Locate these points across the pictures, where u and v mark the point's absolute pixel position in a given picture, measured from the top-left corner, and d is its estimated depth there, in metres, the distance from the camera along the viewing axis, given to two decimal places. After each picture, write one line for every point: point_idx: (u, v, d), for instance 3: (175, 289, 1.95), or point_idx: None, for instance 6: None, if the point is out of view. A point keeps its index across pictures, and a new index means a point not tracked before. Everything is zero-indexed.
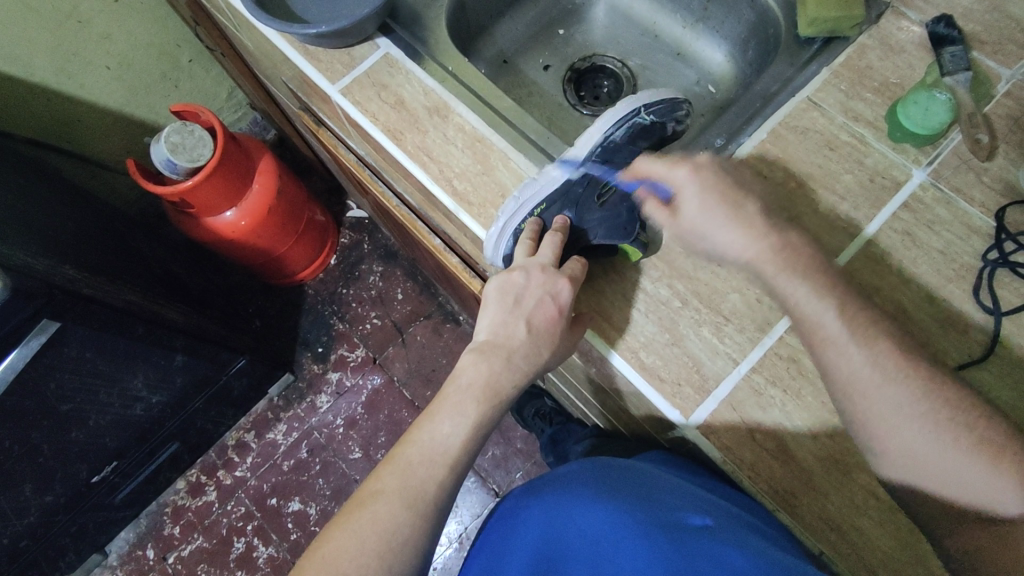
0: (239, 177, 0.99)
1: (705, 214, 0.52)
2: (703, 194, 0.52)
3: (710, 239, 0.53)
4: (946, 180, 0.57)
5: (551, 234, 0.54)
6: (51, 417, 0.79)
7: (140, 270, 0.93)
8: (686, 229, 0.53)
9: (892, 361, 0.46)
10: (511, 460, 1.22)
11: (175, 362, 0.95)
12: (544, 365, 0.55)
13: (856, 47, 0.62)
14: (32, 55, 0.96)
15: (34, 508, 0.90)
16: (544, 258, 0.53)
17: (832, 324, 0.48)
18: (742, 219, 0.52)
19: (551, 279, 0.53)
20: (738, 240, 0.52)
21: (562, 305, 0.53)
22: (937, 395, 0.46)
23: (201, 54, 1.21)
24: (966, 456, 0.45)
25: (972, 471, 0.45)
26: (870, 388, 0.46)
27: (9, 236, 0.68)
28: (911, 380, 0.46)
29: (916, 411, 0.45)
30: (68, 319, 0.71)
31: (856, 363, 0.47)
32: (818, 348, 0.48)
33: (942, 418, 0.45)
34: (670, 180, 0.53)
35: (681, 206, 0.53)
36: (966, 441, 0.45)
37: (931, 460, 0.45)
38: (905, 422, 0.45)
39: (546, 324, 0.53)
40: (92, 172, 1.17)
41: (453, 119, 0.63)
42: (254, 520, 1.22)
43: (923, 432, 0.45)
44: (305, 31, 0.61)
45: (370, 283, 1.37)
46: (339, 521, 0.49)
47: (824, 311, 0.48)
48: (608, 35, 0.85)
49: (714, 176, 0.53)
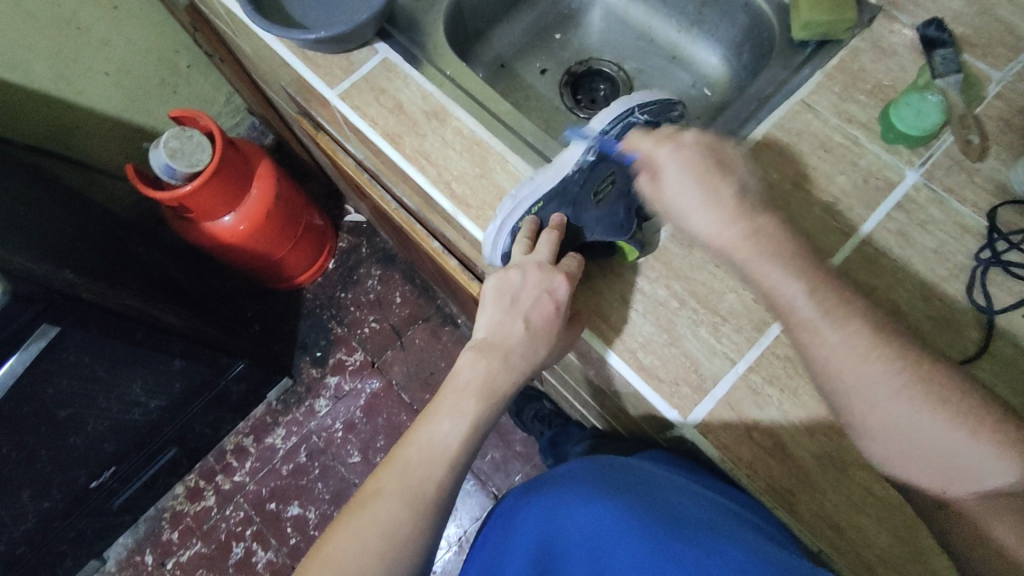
0: (238, 182, 1.00)
1: (683, 191, 0.51)
2: (683, 171, 0.51)
3: (687, 218, 0.52)
4: (939, 180, 0.58)
5: (548, 232, 0.55)
6: (49, 423, 0.79)
7: (139, 275, 0.93)
8: (667, 208, 0.53)
9: (866, 338, 0.46)
10: (509, 463, 1.22)
11: (173, 367, 0.95)
12: (541, 364, 0.55)
13: (849, 50, 0.63)
14: (30, 61, 0.96)
15: (31, 514, 0.90)
16: (542, 256, 0.54)
17: (806, 307, 0.47)
18: (717, 199, 0.51)
19: (548, 276, 0.53)
20: (714, 221, 0.51)
21: (559, 300, 0.53)
22: (916, 370, 0.45)
23: (199, 59, 1.21)
24: (951, 428, 0.43)
25: (959, 444, 0.43)
26: (843, 367, 0.46)
27: (9, 242, 0.68)
28: (886, 357, 0.45)
29: (895, 387, 0.44)
30: (67, 324, 0.72)
31: (830, 341, 0.46)
32: (795, 330, 0.48)
33: (922, 393, 0.44)
34: (655, 157, 0.53)
35: (661, 184, 0.52)
36: (948, 414, 0.43)
37: (914, 435, 0.44)
38: (883, 399, 0.44)
39: (544, 321, 0.53)
40: (90, 178, 1.17)
41: (451, 123, 0.64)
42: (252, 525, 1.22)
43: (904, 408, 0.44)
44: (304, 36, 0.62)
45: (369, 287, 1.37)
46: (340, 521, 0.49)
47: (795, 292, 0.48)
48: (605, 39, 0.86)
49: (697, 154, 0.52)
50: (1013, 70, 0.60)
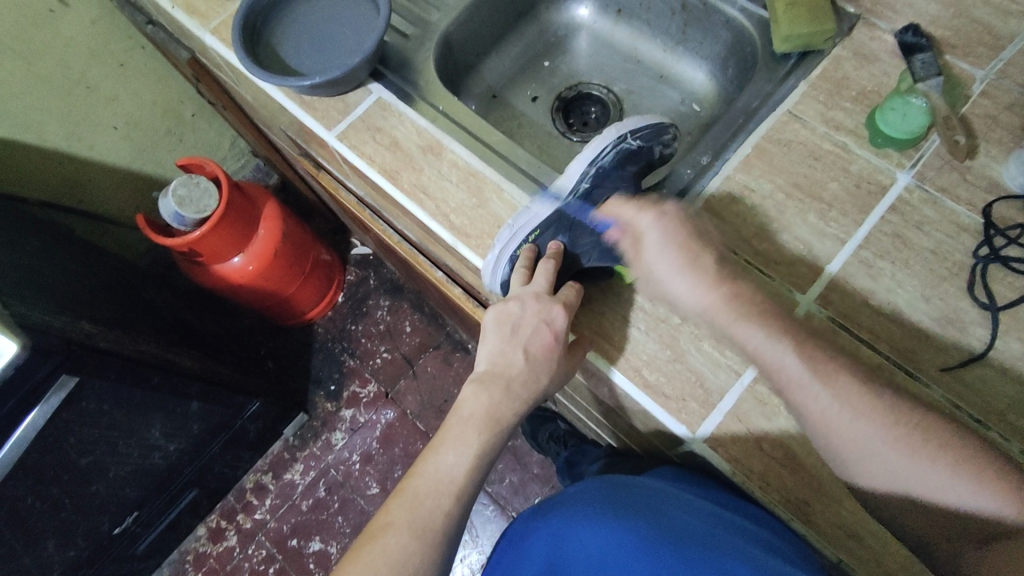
0: (244, 226, 1.02)
1: (660, 259, 0.53)
2: (662, 239, 0.53)
3: (666, 282, 0.53)
4: (931, 181, 0.58)
5: (544, 262, 0.56)
6: (71, 471, 0.80)
7: (152, 320, 0.95)
8: (645, 271, 0.54)
9: (857, 397, 0.46)
10: (528, 486, 1.22)
11: (191, 410, 0.97)
12: (543, 392, 0.56)
13: (832, 59, 0.64)
14: (43, 122, 1.00)
15: (56, 564, 0.91)
16: (537, 287, 0.55)
17: (794, 368, 0.48)
18: (696, 265, 0.52)
19: (546, 306, 0.55)
20: (690, 289, 0.52)
21: (558, 330, 0.55)
22: (909, 423, 0.46)
23: (203, 108, 1.25)
24: (951, 476, 0.44)
25: (958, 489, 0.44)
26: (845, 429, 0.46)
27: (25, 297, 0.70)
28: (879, 413, 0.46)
29: (892, 444, 0.45)
30: (86, 373, 0.73)
31: (825, 405, 0.46)
32: (789, 394, 0.48)
33: (917, 445, 0.45)
34: (635, 223, 0.55)
35: (643, 248, 0.54)
36: (946, 462, 0.45)
37: (913, 483, 0.45)
38: (882, 455, 0.45)
39: (543, 351, 0.55)
40: (104, 229, 1.20)
41: (446, 156, 0.65)
42: (275, 563, 1.22)
43: (903, 460, 0.45)
44: (300, 83, 0.64)
45: (378, 317, 1.39)
46: (350, 556, 0.49)
47: (783, 354, 0.48)
48: (593, 63, 0.88)
49: (677, 225, 0.54)
50: (996, 67, 0.61)
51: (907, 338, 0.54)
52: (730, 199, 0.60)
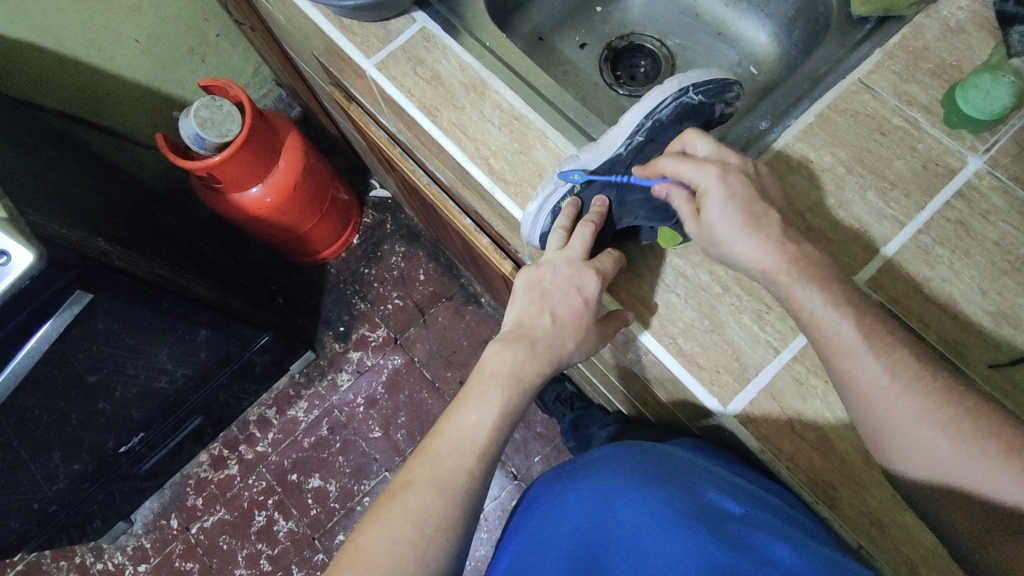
0: (267, 154, 0.99)
1: (724, 221, 0.47)
2: (728, 199, 0.47)
3: (730, 244, 0.48)
4: (1004, 168, 0.55)
5: (583, 226, 0.54)
6: (78, 387, 0.79)
7: (167, 244, 0.92)
8: (705, 232, 0.49)
9: (908, 372, 0.45)
10: (530, 445, 1.22)
11: (200, 337, 0.96)
12: (569, 358, 0.54)
13: (912, 27, 0.60)
14: (63, 27, 0.96)
15: (62, 476, 0.92)
16: (573, 251, 0.53)
17: (850, 333, 0.45)
18: (758, 227, 0.47)
19: (578, 272, 0.53)
20: (755, 251, 0.47)
21: (589, 297, 0.52)
22: (960, 406, 0.44)
23: (228, 28, 1.19)
24: (995, 466, 0.43)
25: (1000, 480, 0.43)
26: (890, 401, 0.45)
27: (41, 207, 0.68)
28: (928, 392, 0.44)
29: (939, 423, 0.44)
30: (100, 292, 0.71)
31: (872, 375, 0.45)
32: (832, 361, 0.46)
33: (964, 428, 0.44)
34: (695, 179, 0.49)
35: (704, 206, 0.48)
36: (992, 450, 0.43)
37: (952, 466, 0.44)
38: (927, 433, 0.44)
39: (571, 316, 0.53)
40: (120, 146, 1.17)
41: (490, 96, 0.62)
42: (274, 494, 1.24)
43: (945, 442, 0.44)
44: (342, 3, 0.60)
45: (393, 263, 1.37)
46: (372, 512, 0.49)
47: (829, 330, 0.46)
48: (647, 13, 0.83)
49: (742, 182, 0.48)
50: None
51: (960, 329, 0.51)
52: (785, 169, 0.56)
